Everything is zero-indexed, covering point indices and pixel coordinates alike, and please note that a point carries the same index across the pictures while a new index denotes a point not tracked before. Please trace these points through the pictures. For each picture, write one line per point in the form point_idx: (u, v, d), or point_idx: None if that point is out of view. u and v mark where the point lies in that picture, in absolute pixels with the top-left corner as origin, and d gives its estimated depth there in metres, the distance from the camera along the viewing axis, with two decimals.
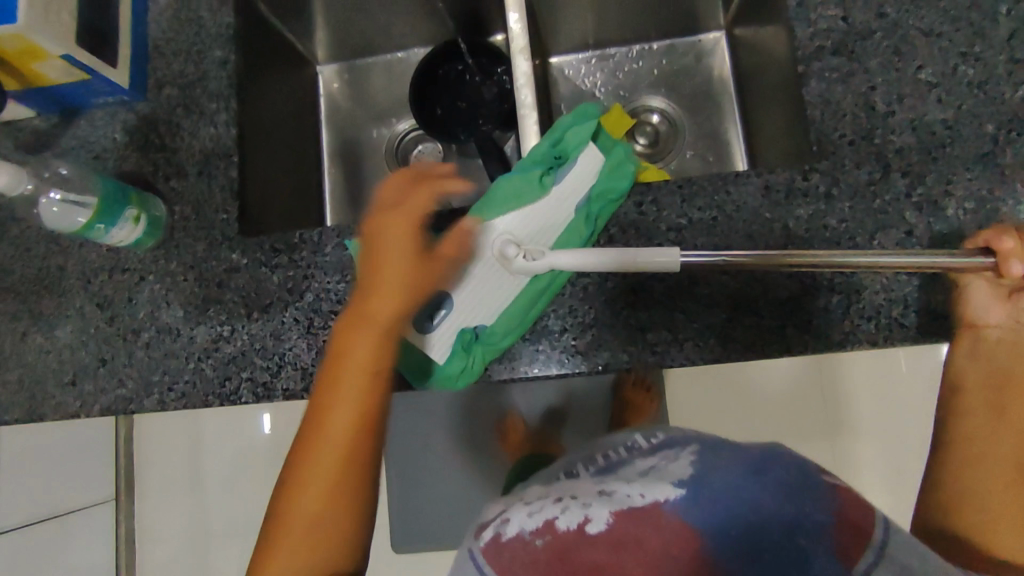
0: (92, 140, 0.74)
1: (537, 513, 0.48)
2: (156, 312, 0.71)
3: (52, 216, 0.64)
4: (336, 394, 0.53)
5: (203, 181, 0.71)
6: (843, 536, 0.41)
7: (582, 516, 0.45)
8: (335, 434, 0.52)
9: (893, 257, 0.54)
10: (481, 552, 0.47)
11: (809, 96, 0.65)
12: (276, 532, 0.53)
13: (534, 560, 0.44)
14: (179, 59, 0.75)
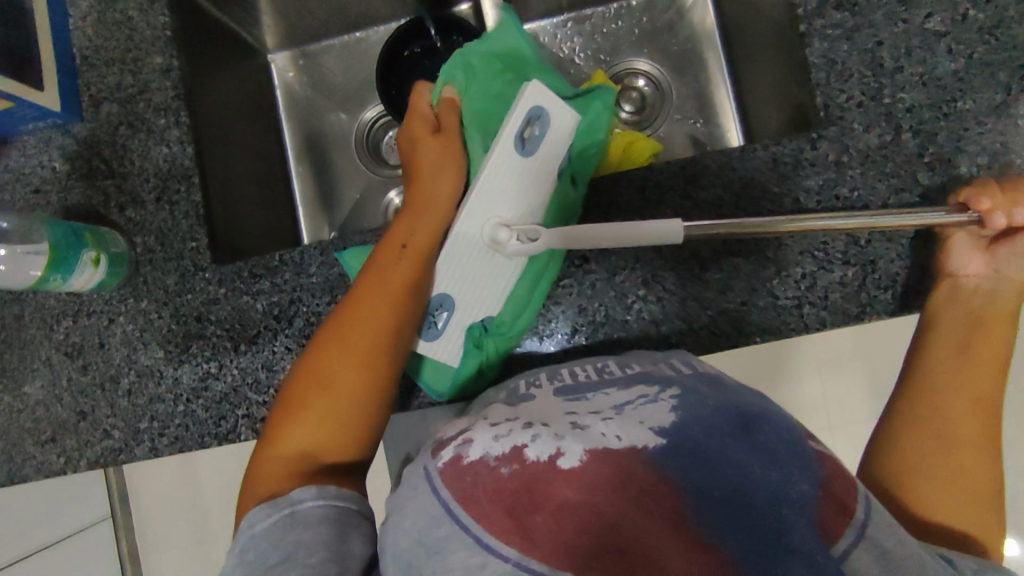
0: (29, 172, 0.67)
1: (505, 436, 0.40)
2: (134, 355, 0.65)
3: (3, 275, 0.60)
4: (313, 388, 0.53)
5: (163, 208, 0.65)
6: (829, 512, 0.35)
7: (554, 448, 0.39)
8: (309, 425, 0.52)
9: (889, 217, 0.52)
10: (437, 474, 0.40)
11: (812, 56, 0.61)
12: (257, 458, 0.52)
13: (498, 488, 0.38)
14: (113, 69, 0.67)
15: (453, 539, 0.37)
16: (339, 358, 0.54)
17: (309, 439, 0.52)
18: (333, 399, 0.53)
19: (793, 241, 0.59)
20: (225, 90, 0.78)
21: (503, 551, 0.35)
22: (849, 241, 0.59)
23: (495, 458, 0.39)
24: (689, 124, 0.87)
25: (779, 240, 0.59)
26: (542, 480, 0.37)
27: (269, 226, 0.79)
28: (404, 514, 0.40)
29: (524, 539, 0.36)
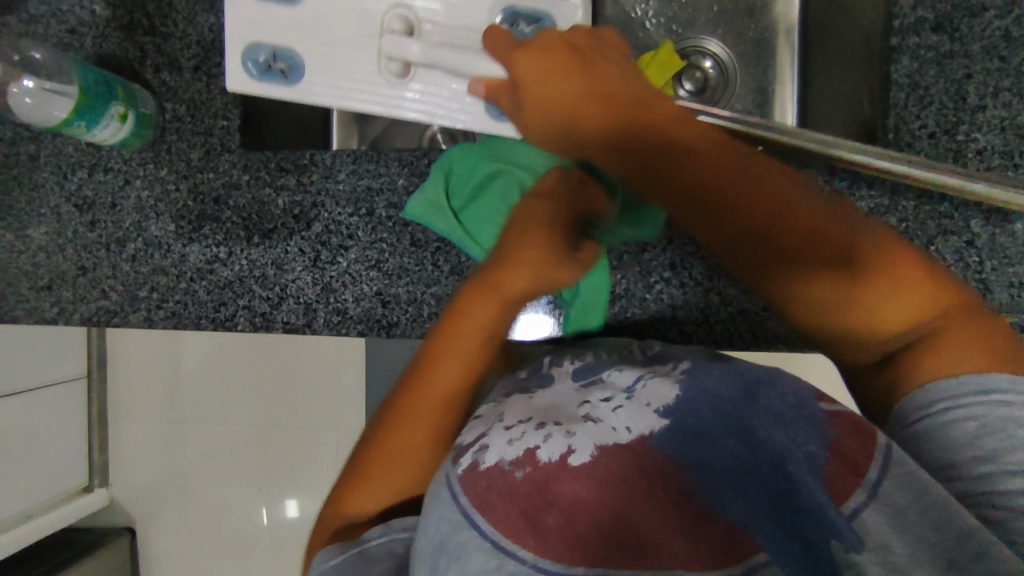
0: (66, 9, 0.64)
1: (518, 439, 0.35)
2: (145, 223, 0.64)
3: (27, 108, 0.54)
4: (414, 407, 0.42)
5: (199, 79, 0.63)
6: (836, 472, 0.31)
7: (565, 446, 0.34)
8: (421, 446, 0.41)
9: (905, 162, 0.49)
10: (457, 479, 0.34)
11: (897, 75, 0.59)
12: (375, 457, 0.41)
13: (495, 488, 0.33)
14: None
15: (469, 544, 0.31)
16: (444, 369, 0.43)
17: (414, 456, 0.41)
18: (429, 441, 0.41)
19: None
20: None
21: (517, 553, 0.30)
22: None
23: (506, 463, 0.33)
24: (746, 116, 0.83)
25: None
26: (552, 480, 0.32)
27: None
28: (422, 526, 0.34)
29: (537, 535, 0.31)
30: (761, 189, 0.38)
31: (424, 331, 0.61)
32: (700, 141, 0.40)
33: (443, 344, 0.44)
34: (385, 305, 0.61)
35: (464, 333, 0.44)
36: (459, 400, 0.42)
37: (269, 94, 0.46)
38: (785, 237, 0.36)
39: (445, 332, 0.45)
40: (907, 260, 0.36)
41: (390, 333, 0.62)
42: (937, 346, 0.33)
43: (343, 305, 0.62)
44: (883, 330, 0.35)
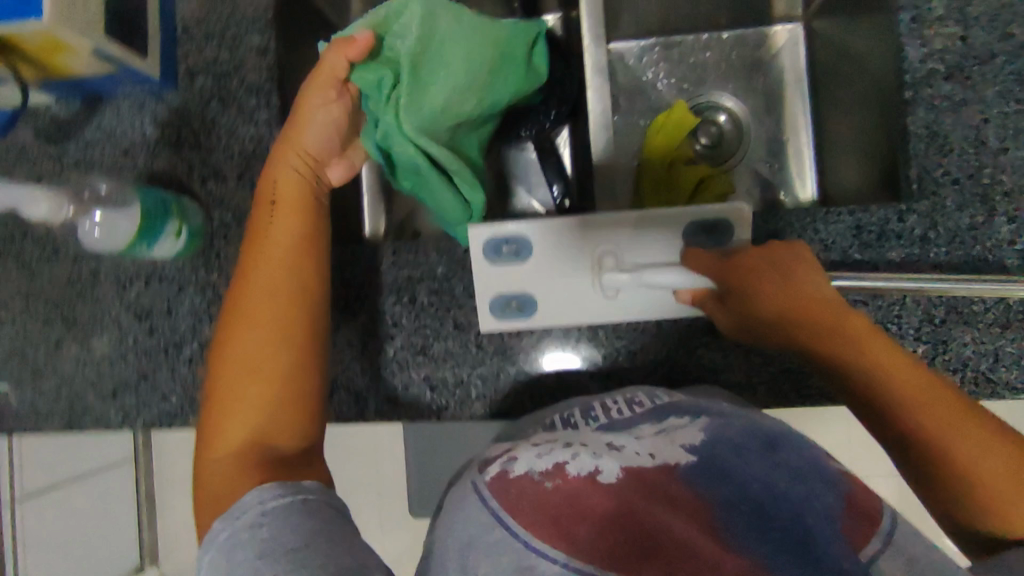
0: (119, 133, 0.68)
1: (546, 454, 0.42)
2: (199, 327, 0.67)
3: (97, 241, 0.59)
4: (246, 294, 0.56)
5: (245, 186, 0.67)
6: (854, 521, 0.37)
7: (593, 466, 0.40)
8: (251, 341, 0.54)
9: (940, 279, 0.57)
10: (486, 488, 0.41)
11: (914, 126, 0.60)
12: (210, 444, 0.53)
13: (533, 495, 0.39)
14: (212, 44, 0.68)
15: (502, 542, 0.37)
16: (245, 387, 0.53)
17: (245, 395, 0.53)
18: (274, 327, 0.54)
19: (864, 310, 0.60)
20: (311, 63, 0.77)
21: (550, 554, 0.36)
22: (925, 318, 0.60)
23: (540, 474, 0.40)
24: (764, 165, 0.86)
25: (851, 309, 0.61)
26: (585, 494, 0.38)
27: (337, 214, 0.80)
28: (454, 522, 0.41)
29: (571, 542, 0.36)
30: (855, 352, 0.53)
31: (474, 411, 0.63)
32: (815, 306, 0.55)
33: (246, 334, 0.54)
34: (433, 389, 0.63)
35: (247, 340, 0.54)
36: (296, 329, 0.55)
37: (515, 327, 0.61)
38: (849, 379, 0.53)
39: (236, 329, 0.55)
40: (952, 403, 0.50)
41: (441, 415, 0.63)
42: (1003, 499, 0.47)
43: (393, 392, 0.63)
44: (976, 479, 0.48)
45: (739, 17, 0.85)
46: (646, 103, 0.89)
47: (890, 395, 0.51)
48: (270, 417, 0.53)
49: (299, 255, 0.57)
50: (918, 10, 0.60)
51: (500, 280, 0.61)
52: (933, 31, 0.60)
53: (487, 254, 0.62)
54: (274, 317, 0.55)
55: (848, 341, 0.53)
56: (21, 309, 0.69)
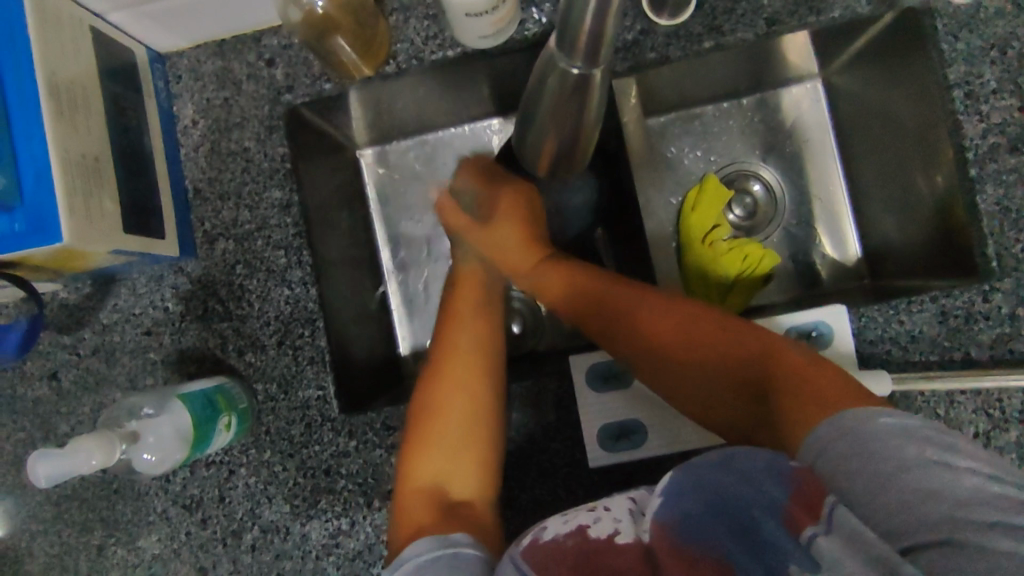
0: (138, 312, 0.63)
1: (570, 520, 0.44)
2: (257, 509, 0.61)
3: (155, 462, 0.53)
4: (449, 369, 0.57)
5: (285, 353, 0.62)
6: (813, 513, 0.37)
7: (612, 529, 0.42)
8: (453, 459, 0.52)
9: (1016, 380, 0.56)
10: (518, 555, 0.41)
11: (985, 204, 0.59)
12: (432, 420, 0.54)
13: (561, 552, 0.41)
14: (229, 204, 0.63)
15: None
16: (464, 361, 0.57)
17: (453, 438, 0.53)
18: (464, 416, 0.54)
19: (968, 398, 0.58)
20: (328, 195, 0.72)
21: None
22: None
23: (563, 536, 0.43)
24: (802, 225, 0.85)
25: (950, 397, 0.58)
26: (599, 555, 0.40)
27: (374, 347, 0.75)
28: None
29: None
30: (747, 360, 0.50)
31: None
32: (704, 325, 0.54)
33: (458, 342, 0.59)
34: None
35: (461, 346, 0.59)
36: (491, 376, 0.57)
37: (625, 458, 0.58)
38: (746, 379, 0.50)
39: (451, 356, 0.58)
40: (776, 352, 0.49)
41: None
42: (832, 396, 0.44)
43: None
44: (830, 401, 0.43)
45: (756, 84, 0.82)
46: (672, 178, 0.86)
47: (786, 390, 0.46)
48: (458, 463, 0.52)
49: (477, 353, 0.58)
50: (969, 85, 0.59)
51: (609, 409, 0.59)
52: (989, 105, 0.59)
53: (590, 386, 0.59)
54: (480, 429, 0.54)
55: (705, 326, 0.54)
56: (52, 517, 0.63)
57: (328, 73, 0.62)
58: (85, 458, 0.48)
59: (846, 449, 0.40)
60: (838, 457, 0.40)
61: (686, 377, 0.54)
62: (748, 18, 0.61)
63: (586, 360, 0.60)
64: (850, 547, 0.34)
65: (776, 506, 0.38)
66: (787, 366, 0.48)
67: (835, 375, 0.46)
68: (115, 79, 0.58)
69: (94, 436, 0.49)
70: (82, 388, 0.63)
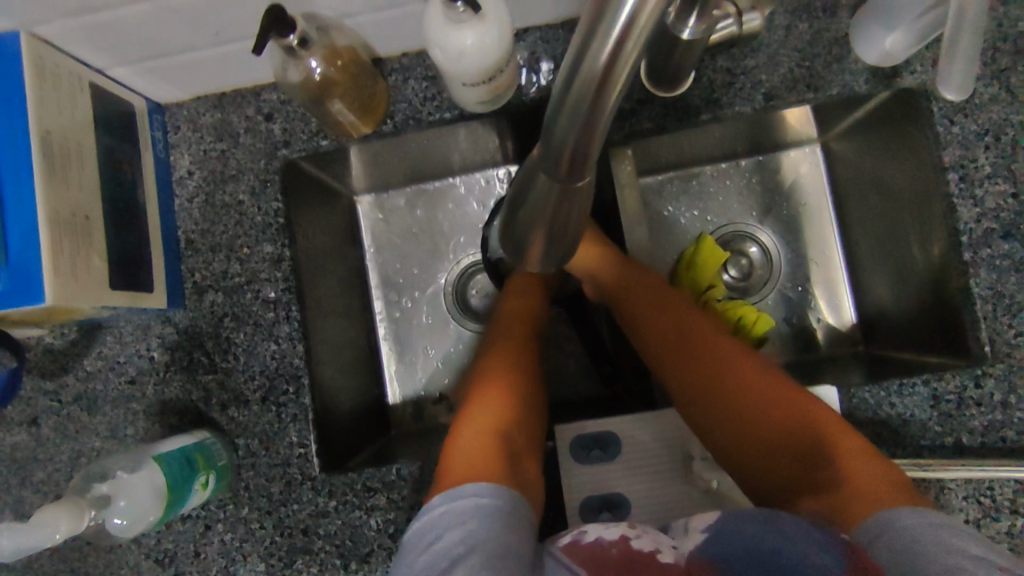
0: (123, 360, 0.62)
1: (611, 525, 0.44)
2: (232, 567, 0.60)
3: (122, 527, 0.52)
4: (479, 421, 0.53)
5: (269, 409, 0.61)
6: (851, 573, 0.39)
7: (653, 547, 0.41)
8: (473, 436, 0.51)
9: (1009, 470, 0.55)
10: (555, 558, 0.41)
11: (978, 288, 0.58)
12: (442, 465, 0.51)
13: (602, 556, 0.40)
14: (220, 256, 0.63)
15: None
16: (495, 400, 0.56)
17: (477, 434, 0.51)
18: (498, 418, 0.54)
19: (958, 485, 0.57)
20: (321, 243, 0.72)
21: None
22: (1019, 489, 0.56)
23: (608, 540, 0.42)
24: (798, 289, 0.84)
25: (942, 483, 0.57)
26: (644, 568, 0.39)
27: (360, 398, 0.74)
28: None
29: None
30: (795, 432, 0.51)
31: None
32: (775, 389, 0.54)
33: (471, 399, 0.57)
34: None
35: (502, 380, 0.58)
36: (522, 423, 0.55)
37: (608, 533, 0.57)
38: (785, 443, 0.51)
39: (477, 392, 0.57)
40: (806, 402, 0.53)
41: None
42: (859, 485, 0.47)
43: None
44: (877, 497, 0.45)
45: (754, 147, 0.82)
46: (668, 235, 0.86)
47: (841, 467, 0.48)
48: (474, 457, 0.48)
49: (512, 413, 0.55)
50: (965, 168, 0.59)
51: (593, 481, 0.58)
52: (983, 189, 0.59)
53: (574, 454, 0.58)
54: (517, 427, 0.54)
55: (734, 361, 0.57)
56: (23, 567, 0.61)
57: (325, 130, 0.63)
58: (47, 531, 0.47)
59: (898, 543, 0.41)
60: (894, 549, 0.41)
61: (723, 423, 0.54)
62: (745, 92, 0.62)
63: (567, 432, 0.59)
64: None
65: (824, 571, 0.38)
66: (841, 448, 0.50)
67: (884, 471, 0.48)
68: (112, 131, 0.58)
69: (62, 507, 0.48)
70: (62, 436, 0.62)
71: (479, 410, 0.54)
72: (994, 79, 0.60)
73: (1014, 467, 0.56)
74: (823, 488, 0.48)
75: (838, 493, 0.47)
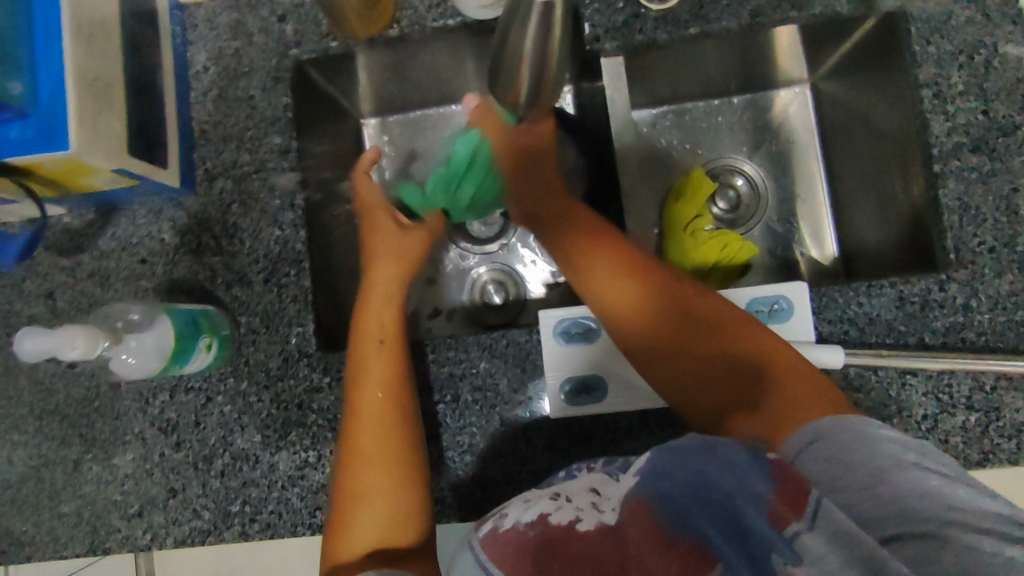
0: (135, 241, 0.66)
1: (531, 503, 0.45)
2: (230, 437, 0.64)
3: (130, 367, 0.56)
4: (367, 409, 0.55)
5: (271, 290, 0.65)
6: (779, 505, 0.38)
7: (573, 515, 0.43)
8: (370, 466, 0.52)
9: (967, 363, 0.59)
10: (478, 540, 0.43)
11: (946, 198, 0.62)
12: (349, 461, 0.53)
13: (522, 542, 0.41)
14: (230, 146, 0.66)
15: None
16: (371, 381, 0.56)
17: (374, 483, 0.51)
18: (381, 452, 0.53)
19: (919, 380, 0.60)
20: (327, 150, 0.76)
21: None
22: (976, 386, 0.60)
23: (526, 522, 0.43)
24: (783, 224, 0.88)
25: (902, 378, 0.60)
26: (563, 540, 0.41)
27: None
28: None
29: None
30: (737, 360, 0.53)
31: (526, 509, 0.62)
32: (702, 309, 0.56)
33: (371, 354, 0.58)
34: (482, 488, 0.61)
35: (377, 342, 0.59)
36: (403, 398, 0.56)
37: (585, 410, 0.61)
38: (727, 370, 0.53)
39: (367, 352, 0.58)
40: (759, 335, 0.55)
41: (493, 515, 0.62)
42: (791, 408, 0.48)
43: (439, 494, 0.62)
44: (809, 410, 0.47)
45: (746, 84, 0.86)
46: (661, 168, 0.89)
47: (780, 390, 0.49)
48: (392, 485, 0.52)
49: (391, 390, 0.56)
50: (938, 86, 0.62)
51: (575, 363, 0.61)
52: (956, 106, 0.62)
53: (556, 338, 0.61)
54: (408, 427, 0.55)
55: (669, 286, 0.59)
56: (35, 431, 0.65)
57: (335, 32, 0.67)
58: (68, 342, 0.52)
59: (830, 453, 0.43)
60: (821, 459, 0.43)
61: (670, 364, 0.55)
62: (732, 9, 0.65)
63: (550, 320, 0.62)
64: (839, 542, 0.37)
65: (758, 497, 0.39)
66: (778, 367, 0.52)
67: (816, 381, 0.50)
68: (134, 18, 0.62)
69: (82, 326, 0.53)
70: (75, 309, 0.66)
71: (369, 386, 0.56)
72: (970, 3, 0.63)
73: (971, 361, 0.59)
74: (760, 406, 0.49)
75: (775, 409, 0.48)
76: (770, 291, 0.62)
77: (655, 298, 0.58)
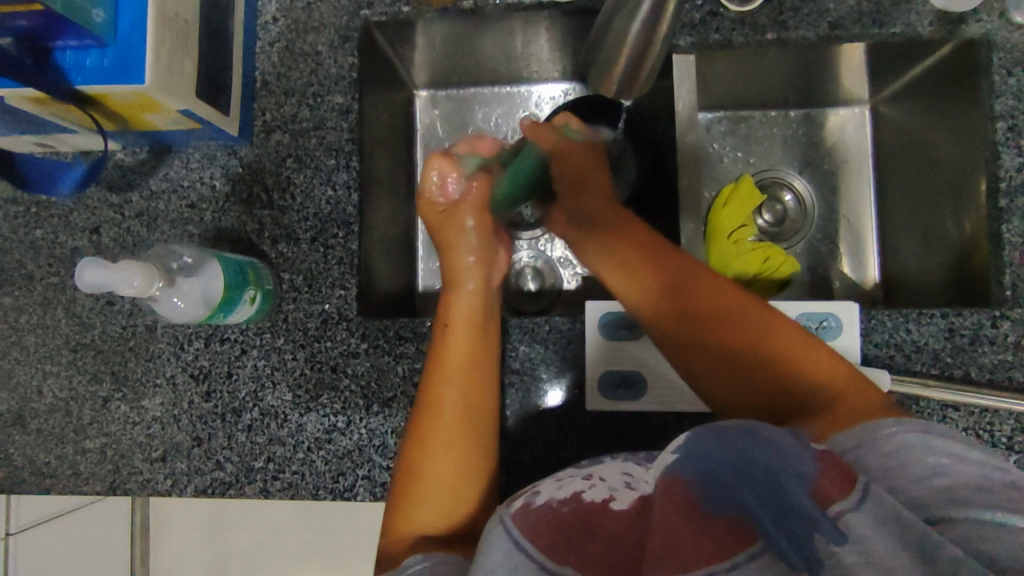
0: (187, 185, 0.66)
1: (565, 483, 0.42)
2: (261, 393, 0.64)
3: (176, 309, 0.56)
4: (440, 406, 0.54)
5: (316, 250, 0.64)
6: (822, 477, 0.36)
7: (607, 493, 0.40)
8: (441, 460, 0.52)
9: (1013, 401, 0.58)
10: (510, 517, 0.41)
11: (1008, 234, 0.61)
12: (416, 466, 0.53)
13: (556, 518, 0.39)
14: (291, 100, 0.66)
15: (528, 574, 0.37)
16: (445, 376, 0.56)
17: (441, 481, 0.51)
18: (450, 452, 0.53)
19: (959, 415, 0.59)
20: (382, 116, 0.75)
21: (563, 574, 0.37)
22: (1017, 427, 0.59)
23: (560, 499, 0.41)
24: (827, 244, 0.87)
25: (943, 411, 0.60)
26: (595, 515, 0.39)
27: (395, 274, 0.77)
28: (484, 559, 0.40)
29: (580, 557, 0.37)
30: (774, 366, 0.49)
31: None
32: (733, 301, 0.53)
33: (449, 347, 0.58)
34: (509, 472, 0.61)
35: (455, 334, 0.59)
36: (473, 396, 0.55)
37: (622, 406, 0.61)
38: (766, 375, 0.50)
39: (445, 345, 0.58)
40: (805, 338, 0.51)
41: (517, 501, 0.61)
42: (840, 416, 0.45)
43: None
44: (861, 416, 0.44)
45: (806, 99, 0.85)
46: (710, 174, 0.88)
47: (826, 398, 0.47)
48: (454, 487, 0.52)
49: (465, 387, 0.56)
50: (1014, 119, 0.62)
51: (618, 358, 0.61)
52: None
53: (600, 329, 0.61)
54: (478, 426, 0.54)
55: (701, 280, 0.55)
56: (67, 363, 0.65)
57: None
58: (128, 279, 0.51)
59: (888, 448, 0.41)
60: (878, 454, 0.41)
61: (703, 365, 0.52)
62: (812, 18, 0.64)
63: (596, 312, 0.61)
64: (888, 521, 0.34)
65: (803, 477, 0.36)
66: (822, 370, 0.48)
67: (863, 386, 0.47)
68: None
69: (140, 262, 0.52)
70: (120, 247, 0.65)
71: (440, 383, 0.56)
72: None
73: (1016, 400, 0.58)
74: (808, 411, 0.47)
75: (825, 413, 0.46)
76: (822, 309, 0.61)
77: (688, 283, 0.55)
